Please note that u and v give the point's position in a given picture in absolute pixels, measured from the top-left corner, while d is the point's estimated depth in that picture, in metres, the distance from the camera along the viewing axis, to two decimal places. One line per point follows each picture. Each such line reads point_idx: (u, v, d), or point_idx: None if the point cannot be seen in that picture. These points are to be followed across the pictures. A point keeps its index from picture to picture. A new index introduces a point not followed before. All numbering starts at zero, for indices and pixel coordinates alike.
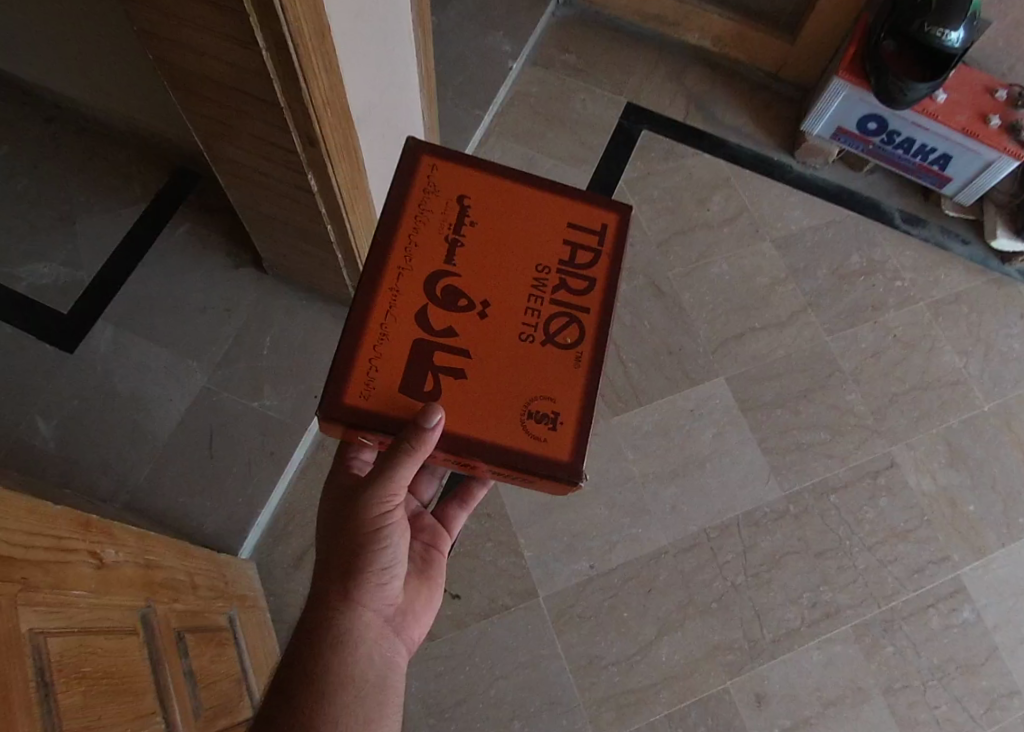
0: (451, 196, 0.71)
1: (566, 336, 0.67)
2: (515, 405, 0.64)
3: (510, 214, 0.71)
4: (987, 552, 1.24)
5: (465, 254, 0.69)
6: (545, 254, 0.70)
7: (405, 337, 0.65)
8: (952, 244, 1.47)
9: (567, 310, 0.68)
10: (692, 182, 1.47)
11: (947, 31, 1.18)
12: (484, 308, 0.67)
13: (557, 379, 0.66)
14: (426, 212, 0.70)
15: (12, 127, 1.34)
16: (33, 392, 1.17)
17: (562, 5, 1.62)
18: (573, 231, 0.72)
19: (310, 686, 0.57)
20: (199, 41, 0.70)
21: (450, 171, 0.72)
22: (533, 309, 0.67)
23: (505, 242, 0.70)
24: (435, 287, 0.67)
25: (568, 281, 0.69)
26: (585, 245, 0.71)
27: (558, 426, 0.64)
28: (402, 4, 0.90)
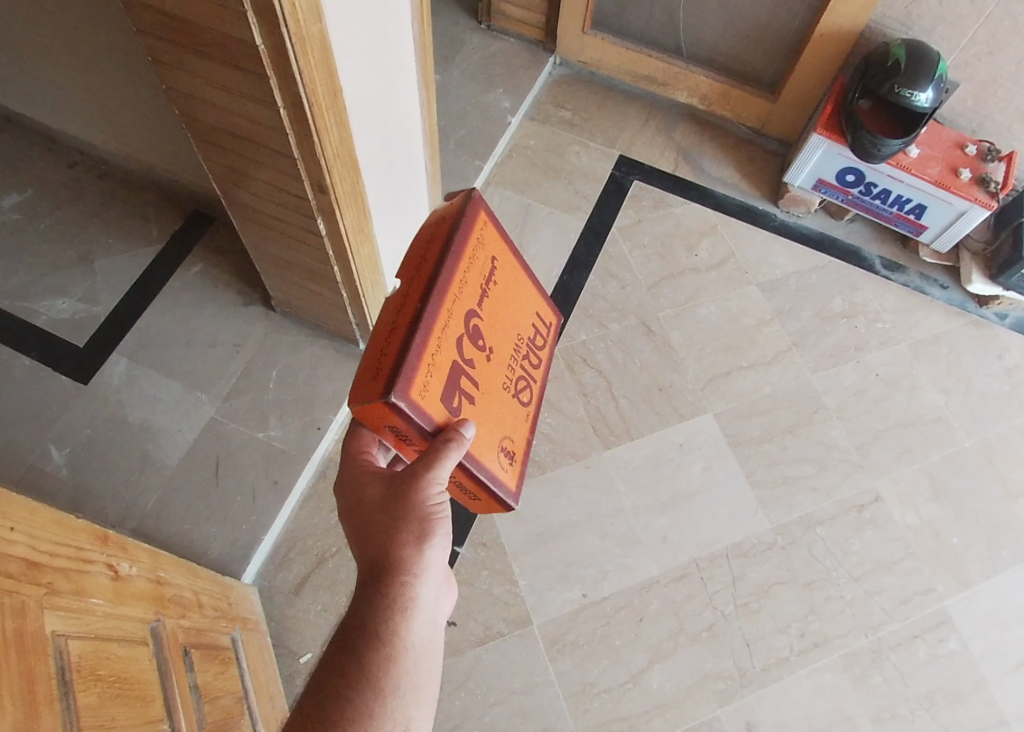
0: (489, 241, 0.74)
1: (523, 396, 0.78)
2: (497, 441, 0.72)
3: (513, 282, 0.79)
4: (971, 583, 1.28)
5: (487, 303, 0.73)
6: (523, 327, 0.80)
7: (449, 355, 0.66)
8: (931, 288, 1.54)
9: (526, 378, 0.79)
10: (681, 229, 1.55)
11: (915, 92, 1.27)
12: (489, 355, 0.73)
13: (516, 429, 0.76)
14: (476, 248, 0.72)
15: (39, 172, 1.43)
16: (47, 421, 1.22)
17: (558, 65, 1.73)
18: (539, 319, 0.83)
19: (368, 653, 0.59)
20: (223, 99, 0.78)
21: (492, 224, 0.75)
22: (513, 369, 0.77)
23: (509, 306, 0.77)
24: (469, 321, 0.69)
25: (530, 357, 0.80)
26: (543, 330, 0.84)
27: (513, 465, 0.74)
28: (407, 66, 0.99)
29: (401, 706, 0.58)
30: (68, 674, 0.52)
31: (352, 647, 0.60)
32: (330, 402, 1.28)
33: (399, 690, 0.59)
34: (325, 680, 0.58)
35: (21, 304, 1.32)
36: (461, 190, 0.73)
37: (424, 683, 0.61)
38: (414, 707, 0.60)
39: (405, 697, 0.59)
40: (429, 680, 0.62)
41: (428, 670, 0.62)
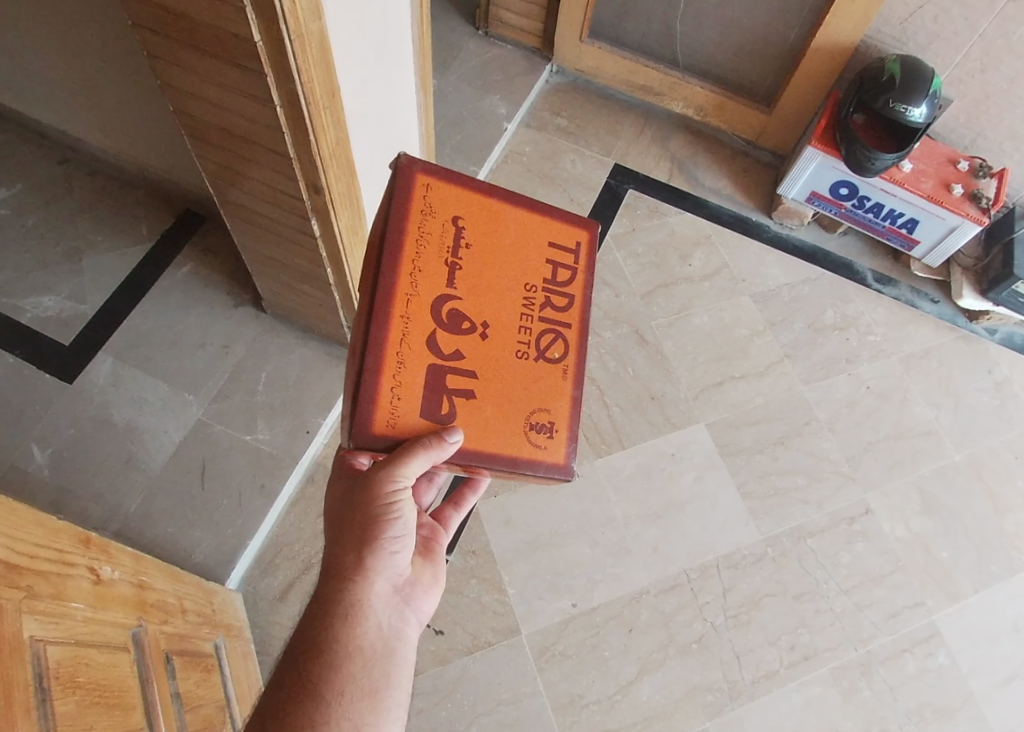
0: (447, 208, 0.71)
1: (556, 349, 0.73)
2: (516, 417, 0.70)
3: (500, 235, 0.73)
4: (960, 597, 1.28)
5: (462, 275, 0.71)
6: (531, 271, 0.74)
7: (421, 361, 0.67)
8: (922, 302, 1.55)
9: (554, 326, 0.73)
10: (675, 238, 1.56)
11: (910, 107, 1.28)
12: (488, 332, 0.71)
13: (556, 391, 0.72)
14: (425, 227, 0.70)
15: (28, 167, 1.41)
16: (30, 420, 1.19)
17: (554, 73, 1.73)
18: (552, 250, 0.76)
19: (318, 644, 0.61)
20: (219, 96, 0.77)
21: (444, 189, 0.72)
22: (526, 328, 0.72)
23: (501, 262, 0.73)
24: (441, 312, 0.69)
25: (555, 297, 0.74)
26: (563, 262, 0.76)
27: (554, 433, 0.72)
28: (405, 67, 0.98)
29: (351, 712, 0.59)
30: (46, 681, 0.50)
31: (297, 652, 0.61)
32: (319, 406, 1.26)
33: (346, 695, 0.59)
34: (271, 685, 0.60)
35: (6, 300, 1.29)
36: (391, 163, 0.71)
37: (378, 688, 0.61)
38: (369, 714, 0.60)
39: (355, 703, 0.59)
40: (388, 684, 0.62)
41: (383, 671, 0.62)
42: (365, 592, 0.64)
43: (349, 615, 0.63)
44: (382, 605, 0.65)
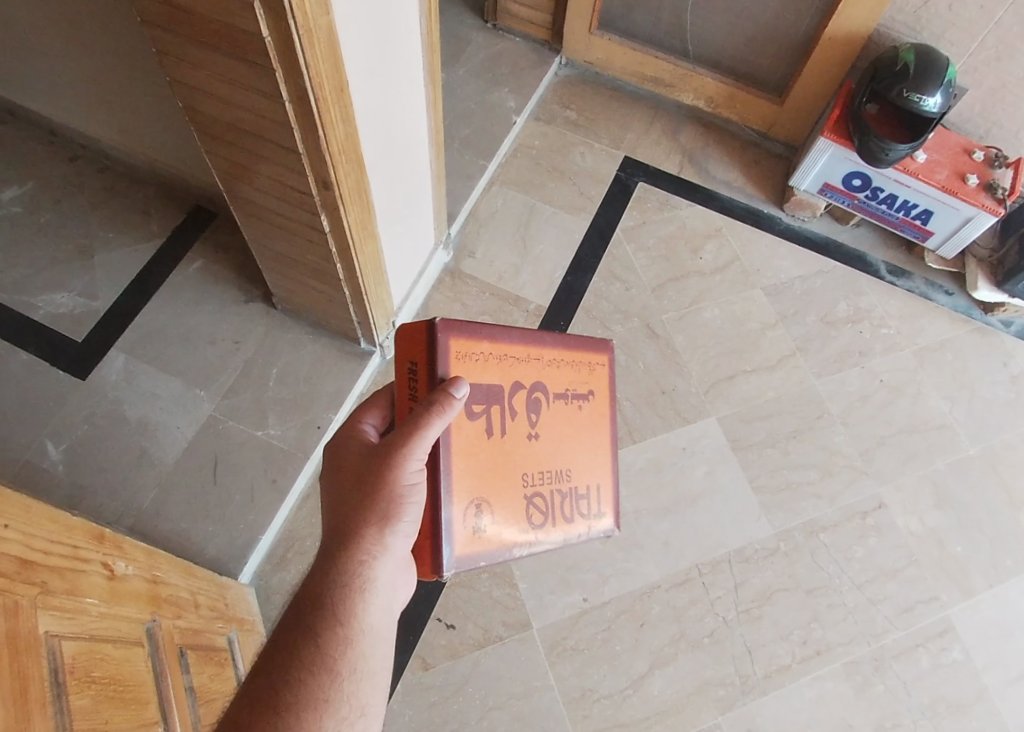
0: (592, 378, 0.81)
1: (533, 507, 0.74)
2: (472, 491, 0.69)
3: (590, 434, 0.81)
4: (975, 592, 1.27)
5: (562, 410, 0.78)
6: (577, 472, 0.79)
7: (503, 378, 0.71)
8: (936, 295, 1.53)
9: (551, 499, 0.76)
10: (686, 231, 1.54)
11: (924, 97, 1.26)
12: (533, 441, 0.75)
13: (501, 519, 0.71)
14: (580, 366, 0.79)
15: (40, 165, 1.42)
16: (44, 417, 1.20)
17: (564, 66, 1.72)
18: (596, 490, 0.81)
19: (331, 619, 0.60)
20: (228, 93, 0.77)
21: (602, 376, 0.82)
22: (543, 476, 0.75)
23: (573, 443, 0.79)
24: (534, 392, 0.75)
25: (567, 500, 0.78)
26: (587, 505, 0.80)
27: (479, 531, 0.69)
28: (414, 62, 0.98)
29: (358, 692, 0.59)
30: (61, 676, 0.50)
31: (310, 621, 0.60)
32: (330, 401, 1.26)
33: (357, 674, 0.59)
34: (282, 654, 0.58)
35: (19, 298, 1.30)
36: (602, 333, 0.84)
37: (379, 669, 0.62)
38: (370, 694, 0.60)
39: (364, 684, 0.60)
40: (385, 664, 0.63)
41: (383, 654, 0.63)
42: (380, 568, 0.63)
43: (363, 590, 0.62)
44: (391, 583, 0.64)
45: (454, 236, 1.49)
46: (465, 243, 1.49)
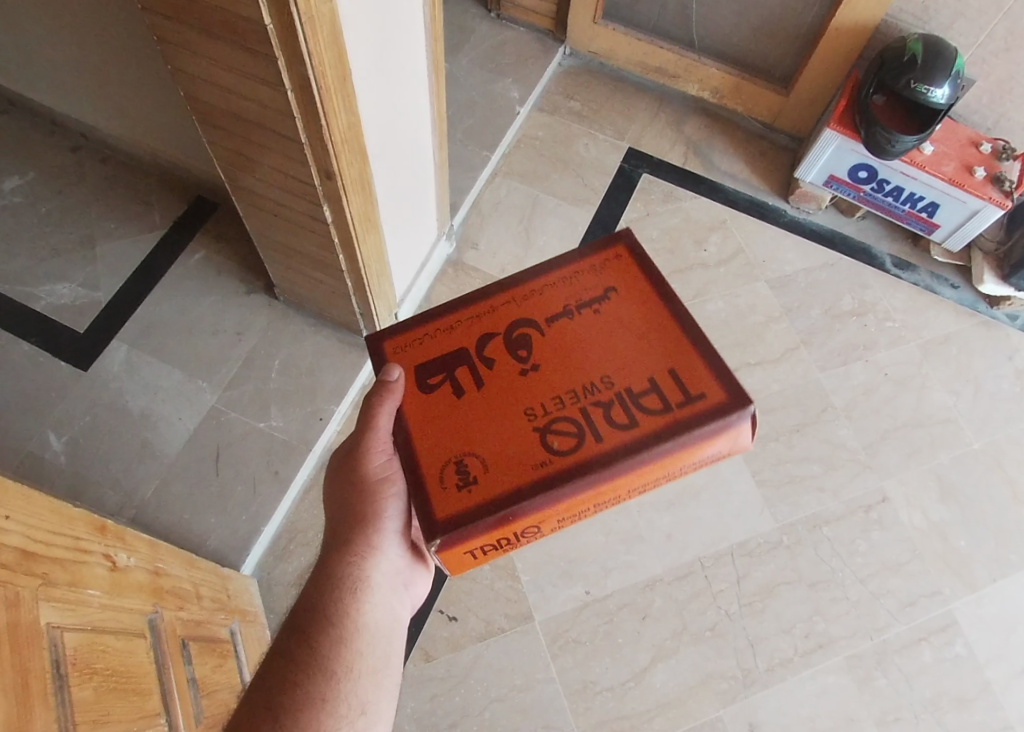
0: (605, 280, 0.66)
1: (556, 440, 0.58)
2: (451, 450, 0.59)
3: (635, 333, 0.62)
4: (978, 587, 1.26)
5: (571, 327, 0.63)
6: (627, 378, 0.60)
7: (461, 339, 0.65)
8: (942, 288, 1.52)
9: (585, 426, 0.58)
10: (691, 223, 1.53)
11: (932, 88, 1.25)
12: (534, 373, 0.62)
13: (506, 465, 0.57)
14: (577, 275, 0.66)
15: (42, 155, 1.41)
16: (47, 408, 1.20)
17: (568, 56, 1.70)
18: (672, 382, 0.59)
19: (325, 621, 0.61)
20: (230, 82, 0.76)
21: (624, 270, 0.66)
22: (562, 404, 0.59)
23: (608, 351, 0.62)
24: (515, 329, 0.64)
25: (611, 411, 0.58)
26: (653, 404, 0.58)
27: (471, 487, 0.57)
28: (417, 50, 0.96)
29: (356, 690, 0.59)
30: (63, 667, 0.50)
31: (304, 624, 0.61)
32: (332, 393, 1.26)
33: (354, 672, 0.59)
34: (277, 655, 0.60)
35: (21, 288, 1.30)
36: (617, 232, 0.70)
37: (380, 668, 0.62)
38: (372, 692, 0.60)
39: (361, 682, 0.60)
40: (387, 663, 0.63)
41: (384, 652, 0.63)
42: (371, 568, 0.64)
43: (355, 589, 0.63)
44: (388, 583, 0.65)
45: (457, 228, 1.48)
46: (467, 234, 1.49)
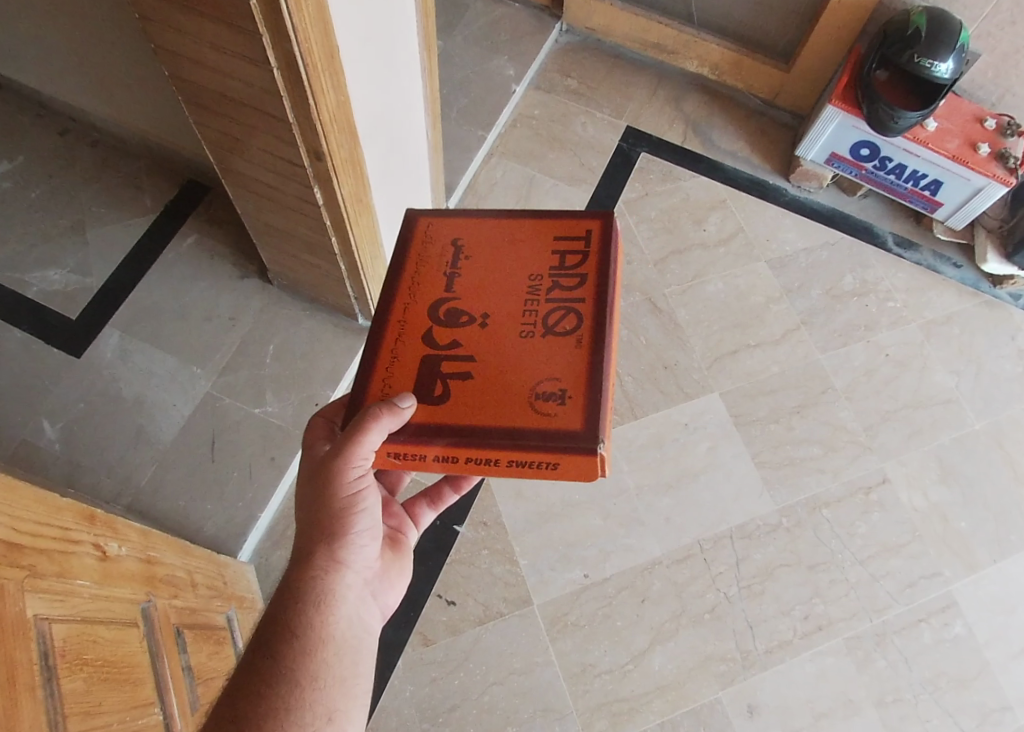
0: (439, 236, 0.72)
1: (568, 324, 0.63)
2: (522, 388, 0.61)
3: (502, 246, 0.70)
4: (978, 567, 1.26)
5: (465, 269, 0.69)
6: (537, 264, 0.68)
7: (417, 352, 0.65)
8: (944, 267, 1.50)
9: (564, 304, 0.65)
10: (690, 203, 1.51)
11: (936, 63, 1.22)
12: (490, 321, 0.65)
13: (572, 361, 0.61)
14: (425, 251, 0.71)
15: (30, 138, 1.38)
16: (40, 396, 1.19)
17: (564, 32, 1.67)
18: (561, 245, 0.69)
19: (290, 635, 0.60)
20: (213, 59, 0.74)
21: (447, 225, 0.73)
22: (531, 310, 0.65)
23: (502, 267, 0.69)
24: (438, 312, 0.67)
25: (560, 279, 0.67)
26: (573, 248, 0.69)
27: (568, 397, 0.59)
28: (408, 27, 0.94)
29: (325, 698, 0.59)
30: (51, 659, 0.50)
31: (270, 635, 0.60)
32: (327, 378, 1.25)
33: (321, 682, 0.59)
34: (244, 669, 0.59)
35: (11, 275, 1.28)
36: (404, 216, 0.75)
37: (348, 677, 0.62)
38: (340, 701, 0.60)
39: (331, 691, 0.59)
40: (356, 673, 0.63)
41: (353, 662, 0.63)
42: (338, 579, 0.64)
43: (322, 601, 0.62)
44: (353, 594, 0.65)
45: None
46: None
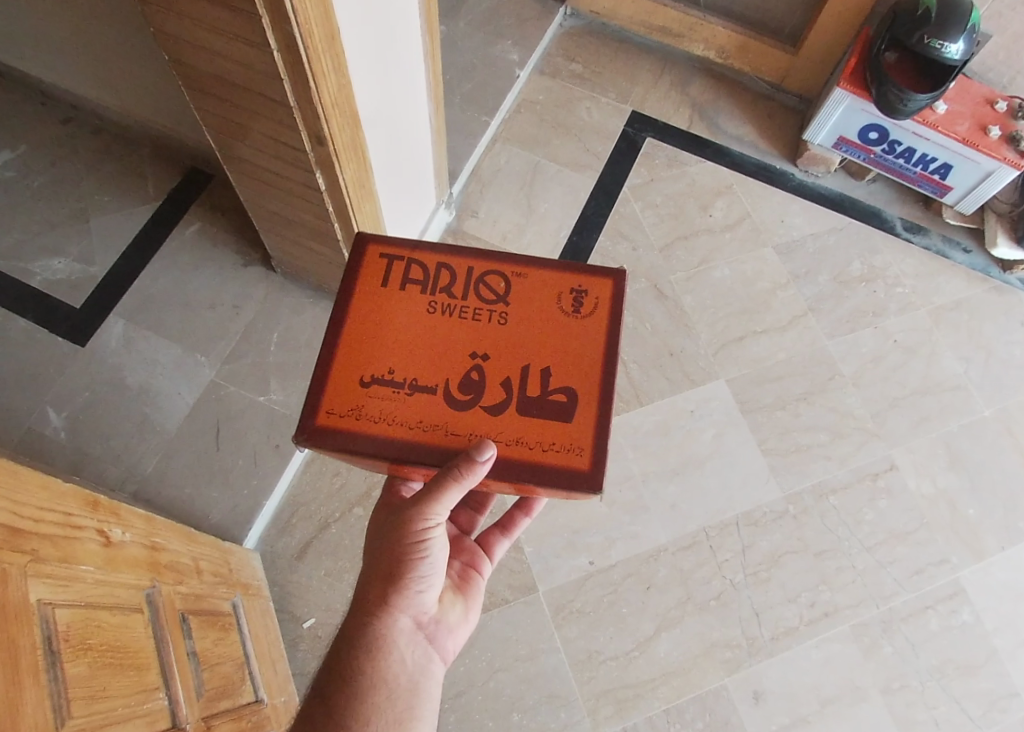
0: (349, 404, 0.64)
1: (499, 279, 0.69)
2: (561, 321, 0.67)
3: (390, 339, 0.66)
4: (986, 554, 1.25)
5: (405, 369, 0.65)
6: (417, 304, 0.68)
7: (518, 419, 0.64)
8: (953, 252, 1.48)
9: (474, 286, 0.69)
10: (695, 188, 1.50)
11: (947, 43, 1.20)
12: (492, 347, 0.66)
13: (540, 278, 0.68)
14: (377, 415, 0.64)
15: (32, 127, 1.38)
16: (46, 384, 1.19)
17: (568, 16, 1.65)
18: (392, 284, 0.68)
19: (340, 688, 0.61)
20: (213, 42, 0.73)
21: (341, 395, 0.64)
22: (479, 313, 0.67)
23: (416, 334, 0.67)
24: (460, 400, 0.64)
25: (440, 283, 0.69)
26: (400, 273, 0.69)
27: (575, 286, 0.68)
28: (410, 9, 0.92)
29: None
30: (55, 644, 0.49)
31: (327, 684, 0.62)
32: None
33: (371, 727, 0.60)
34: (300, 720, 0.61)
35: (16, 264, 1.28)
36: (300, 446, 0.64)
37: (403, 720, 0.62)
38: None
39: None
40: (412, 716, 0.63)
41: (408, 708, 0.63)
42: (389, 625, 0.65)
43: (373, 648, 0.63)
44: (406, 640, 0.66)
45: (456, 196, 1.45)
46: (467, 203, 1.46)
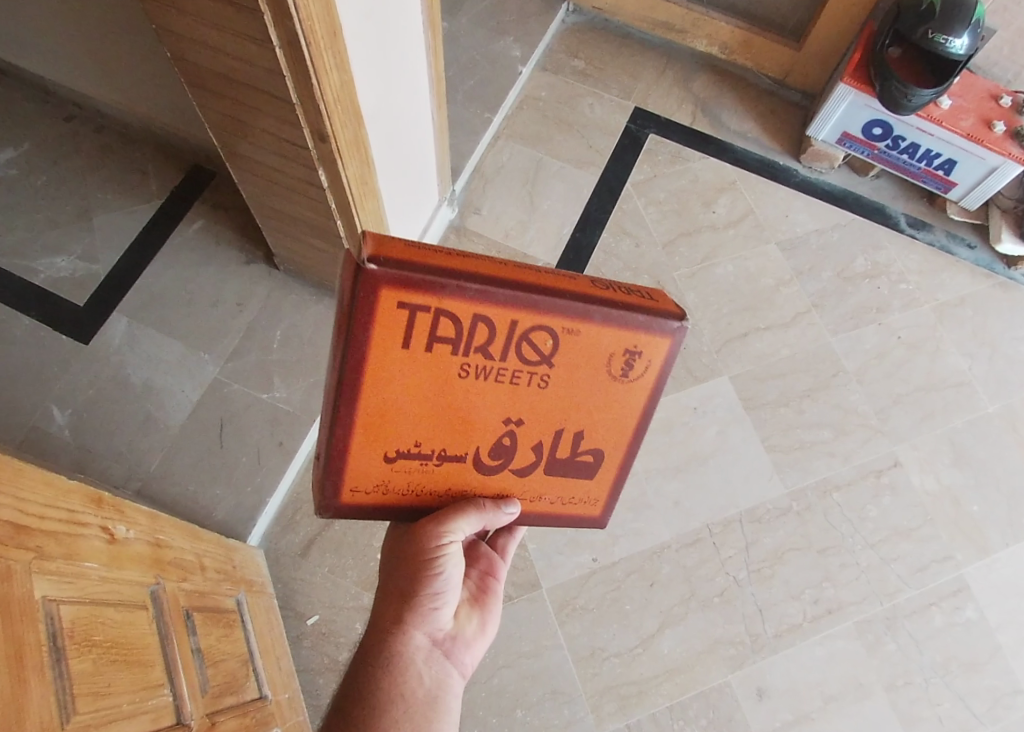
0: (374, 478, 0.62)
1: (546, 337, 0.56)
2: (603, 382, 0.61)
3: (414, 410, 0.59)
4: (990, 551, 1.25)
5: (434, 441, 0.61)
6: (444, 367, 0.57)
7: (543, 478, 0.67)
8: (958, 248, 1.48)
9: (513, 345, 0.56)
10: (698, 185, 1.49)
11: (951, 38, 1.19)
12: (527, 414, 0.61)
13: (593, 338, 0.57)
14: (404, 484, 0.64)
15: (35, 125, 1.38)
16: (49, 381, 1.20)
17: (571, 13, 1.64)
18: (414, 344, 0.55)
19: (358, 708, 0.62)
20: (215, 39, 0.73)
21: (364, 471, 0.62)
22: (516, 378, 0.59)
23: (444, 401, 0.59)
24: (490, 463, 0.64)
25: (476, 342, 0.55)
26: (422, 331, 0.54)
27: (630, 349, 0.58)
28: (412, 6, 0.92)
29: None
30: (60, 640, 0.50)
31: (345, 703, 0.63)
32: None
33: None
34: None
35: (19, 262, 1.28)
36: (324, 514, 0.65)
37: None
38: None
39: None
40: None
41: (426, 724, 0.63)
42: (405, 642, 0.65)
43: (389, 667, 0.64)
44: (422, 656, 0.66)
45: (459, 193, 1.45)
46: (470, 199, 1.45)
